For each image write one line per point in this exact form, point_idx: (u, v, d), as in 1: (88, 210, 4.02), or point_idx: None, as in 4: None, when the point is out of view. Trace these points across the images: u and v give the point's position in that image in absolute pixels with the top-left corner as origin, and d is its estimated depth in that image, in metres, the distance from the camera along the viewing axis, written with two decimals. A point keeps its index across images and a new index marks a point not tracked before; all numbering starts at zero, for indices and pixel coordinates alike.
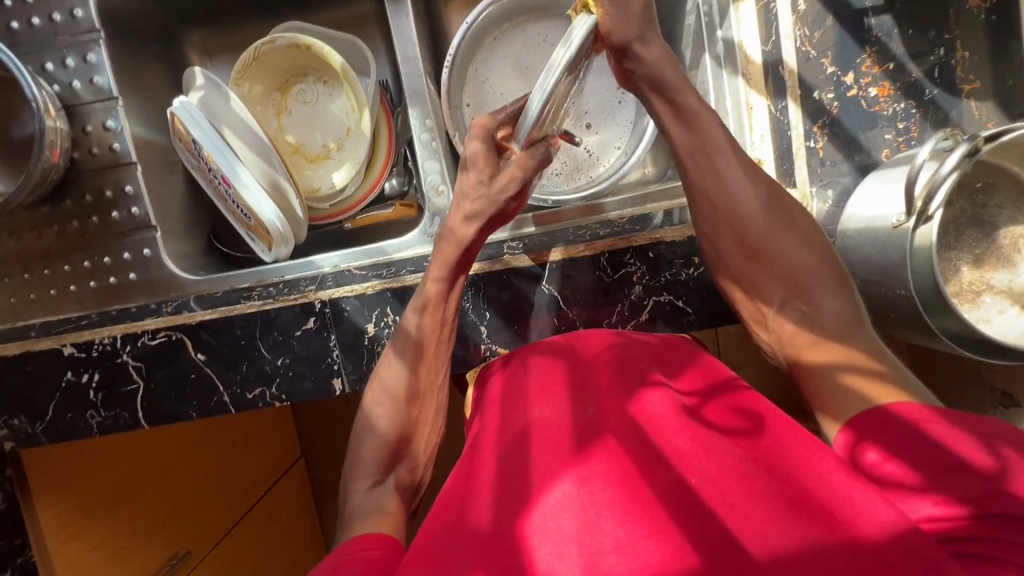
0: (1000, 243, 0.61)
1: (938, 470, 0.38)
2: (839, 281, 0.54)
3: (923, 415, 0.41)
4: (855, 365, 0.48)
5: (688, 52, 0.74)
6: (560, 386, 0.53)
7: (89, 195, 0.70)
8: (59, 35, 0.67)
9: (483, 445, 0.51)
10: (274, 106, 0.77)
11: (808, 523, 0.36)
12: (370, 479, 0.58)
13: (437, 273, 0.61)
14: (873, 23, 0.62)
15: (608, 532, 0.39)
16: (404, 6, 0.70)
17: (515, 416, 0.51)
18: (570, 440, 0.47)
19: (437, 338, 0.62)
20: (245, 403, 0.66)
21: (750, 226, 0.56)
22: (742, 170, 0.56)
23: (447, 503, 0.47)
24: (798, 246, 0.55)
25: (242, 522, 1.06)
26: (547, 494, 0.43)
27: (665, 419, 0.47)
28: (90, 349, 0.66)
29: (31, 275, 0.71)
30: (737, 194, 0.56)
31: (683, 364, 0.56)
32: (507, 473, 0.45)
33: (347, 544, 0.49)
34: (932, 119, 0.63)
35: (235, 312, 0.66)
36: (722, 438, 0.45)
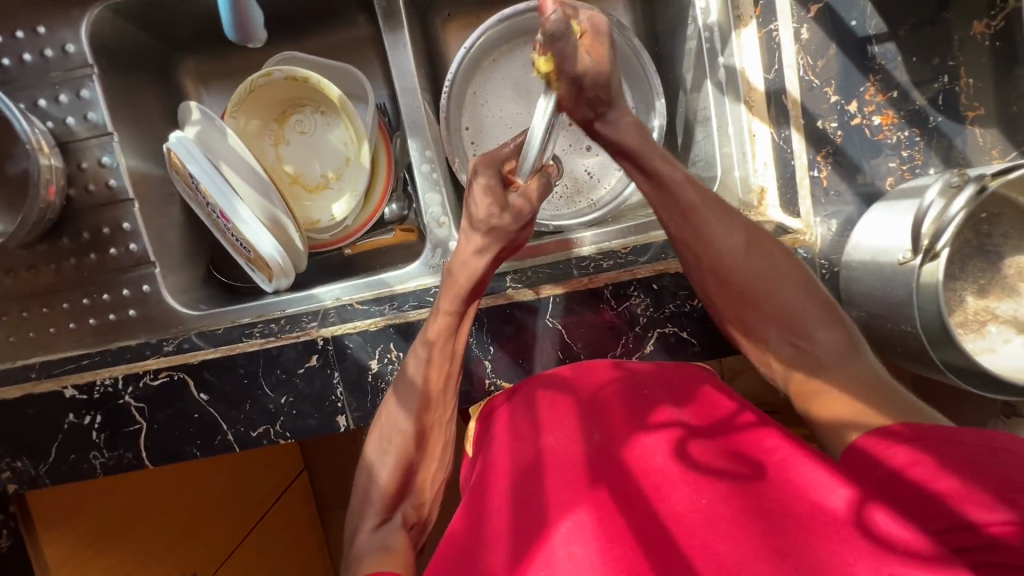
0: (1005, 273, 0.61)
1: (919, 502, 0.39)
2: (825, 309, 0.53)
3: (884, 443, 0.43)
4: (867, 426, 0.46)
5: (689, 75, 0.75)
6: (569, 419, 0.53)
7: (86, 232, 0.69)
8: (51, 71, 0.66)
9: (493, 479, 0.50)
10: (271, 137, 0.76)
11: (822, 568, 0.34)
12: (378, 516, 0.53)
13: (447, 311, 0.58)
14: (877, 51, 0.62)
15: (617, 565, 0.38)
16: (401, 36, 0.69)
17: (526, 446, 0.51)
18: (579, 469, 0.46)
19: (449, 370, 0.59)
20: (250, 441, 0.66)
21: (731, 270, 0.55)
22: (715, 221, 0.55)
23: (459, 544, 0.46)
24: (783, 284, 0.54)
25: (247, 540, 1.06)
26: (557, 528, 0.41)
27: (671, 456, 0.45)
28: (91, 391, 0.65)
29: (29, 313, 0.70)
30: (715, 241, 0.55)
31: (692, 389, 0.55)
32: (519, 510, 0.44)
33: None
34: (937, 147, 0.63)
35: (238, 350, 0.65)
36: (735, 473, 0.44)
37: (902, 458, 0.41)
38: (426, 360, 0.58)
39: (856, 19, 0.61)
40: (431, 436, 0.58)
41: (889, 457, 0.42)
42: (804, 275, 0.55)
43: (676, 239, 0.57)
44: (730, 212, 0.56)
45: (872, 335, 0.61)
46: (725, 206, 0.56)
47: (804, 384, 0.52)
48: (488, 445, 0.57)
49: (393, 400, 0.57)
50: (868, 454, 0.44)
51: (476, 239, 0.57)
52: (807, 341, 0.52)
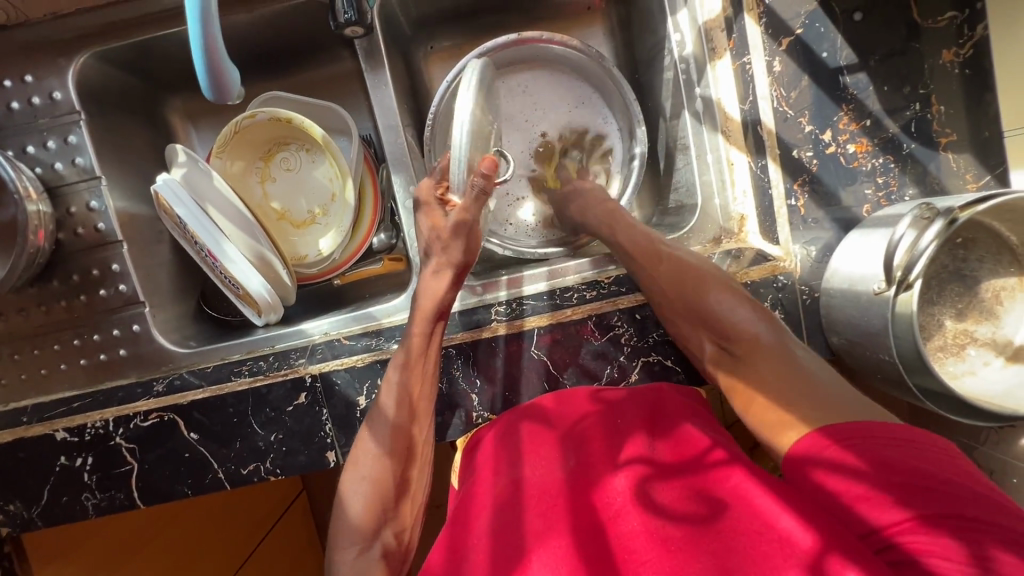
0: (982, 296, 0.62)
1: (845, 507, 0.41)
2: (755, 318, 0.56)
3: (803, 450, 0.44)
4: None
5: (668, 102, 0.76)
6: (544, 449, 0.55)
7: (76, 274, 0.70)
8: (39, 118, 0.67)
9: (471, 507, 0.52)
10: (257, 175, 0.77)
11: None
12: (356, 546, 0.53)
13: (419, 325, 0.61)
14: (848, 81, 0.63)
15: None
16: (383, 75, 0.70)
17: (502, 478, 0.53)
18: (555, 502, 0.48)
19: (426, 395, 0.60)
20: (240, 478, 0.66)
21: (665, 282, 0.61)
22: (632, 242, 0.65)
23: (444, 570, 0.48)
24: (714, 296, 0.58)
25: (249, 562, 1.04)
26: (531, 560, 0.44)
27: (642, 485, 0.48)
28: (82, 433, 0.66)
29: (21, 355, 0.71)
30: (654, 259, 0.62)
31: (669, 415, 0.55)
32: (494, 540, 0.46)
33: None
34: (912, 173, 0.64)
35: (227, 389, 0.66)
36: (694, 498, 0.47)
37: (825, 468, 0.43)
38: (402, 385, 0.59)
39: (827, 52, 0.62)
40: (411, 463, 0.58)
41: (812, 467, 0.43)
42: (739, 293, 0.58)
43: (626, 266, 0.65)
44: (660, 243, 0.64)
45: (854, 361, 0.62)
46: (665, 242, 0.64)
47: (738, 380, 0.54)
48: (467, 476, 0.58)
49: (366, 431, 0.58)
50: (793, 465, 0.45)
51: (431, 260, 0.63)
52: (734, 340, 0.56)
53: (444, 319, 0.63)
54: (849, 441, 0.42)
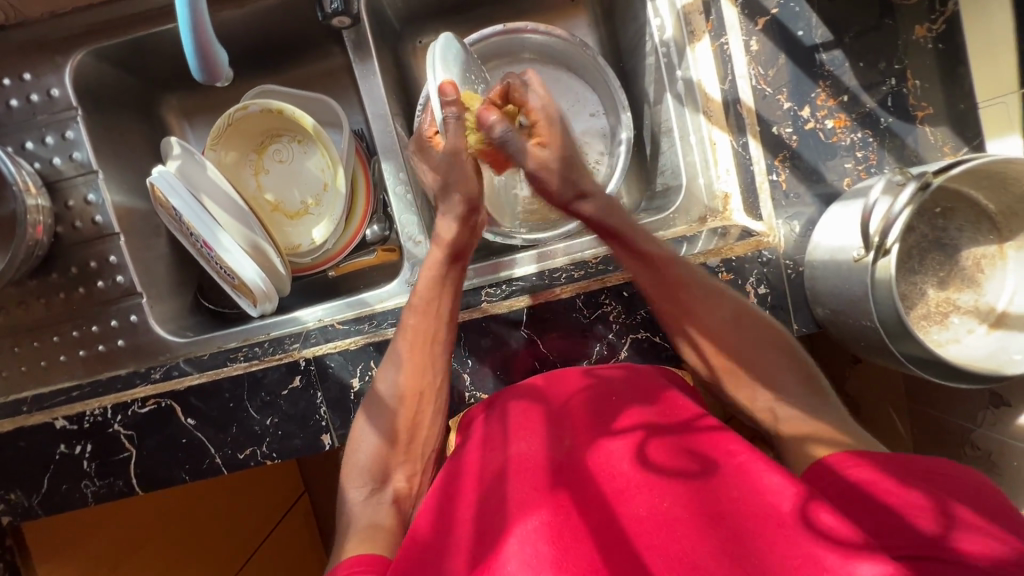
0: (963, 265, 0.63)
1: (877, 510, 0.39)
2: (804, 373, 0.55)
3: (848, 460, 0.43)
4: (824, 438, 0.49)
5: (651, 88, 0.78)
6: (537, 425, 0.54)
7: (74, 267, 0.71)
8: (38, 114, 0.69)
9: (467, 484, 0.51)
10: (251, 167, 0.79)
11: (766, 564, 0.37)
12: (366, 488, 0.56)
13: (431, 268, 0.62)
14: (824, 59, 0.64)
15: (582, 560, 0.40)
16: (372, 66, 0.72)
17: (495, 456, 0.52)
18: (545, 474, 0.48)
19: (433, 345, 0.61)
20: (237, 463, 0.67)
21: (717, 332, 0.57)
22: (680, 272, 0.59)
23: (427, 536, 0.47)
24: (767, 351, 0.56)
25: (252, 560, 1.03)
26: (519, 525, 0.43)
27: (636, 462, 0.47)
28: (82, 421, 0.67)
29: (21, 348, 0.72)
30: (702, 304, 0.58)
31: (659, 391, 0.56)
32: (488, 511, 0.46)
33: (345, 563, 0.47)
34: (890, 147, 0.65)
35: (223, 375, 0.67)
36: (686, 469, 0.46)
37: (869, 474, 0.42)
38: (412, 326, 0.60)
39: (802, 30, 0.64)
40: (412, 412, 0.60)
41: (854, 470, 0.42)
42: (786, 343, 0.56)
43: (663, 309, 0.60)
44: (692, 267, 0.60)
45: (838, 331, 0.62)
46: (711, 280, 0.59)
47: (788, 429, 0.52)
48: (458, 457, 0.57)
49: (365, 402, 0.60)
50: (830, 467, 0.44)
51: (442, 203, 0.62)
52: (783, 390, 0.54)
53: (459, 272, 0.63)
54: (902, 471, 0.42)
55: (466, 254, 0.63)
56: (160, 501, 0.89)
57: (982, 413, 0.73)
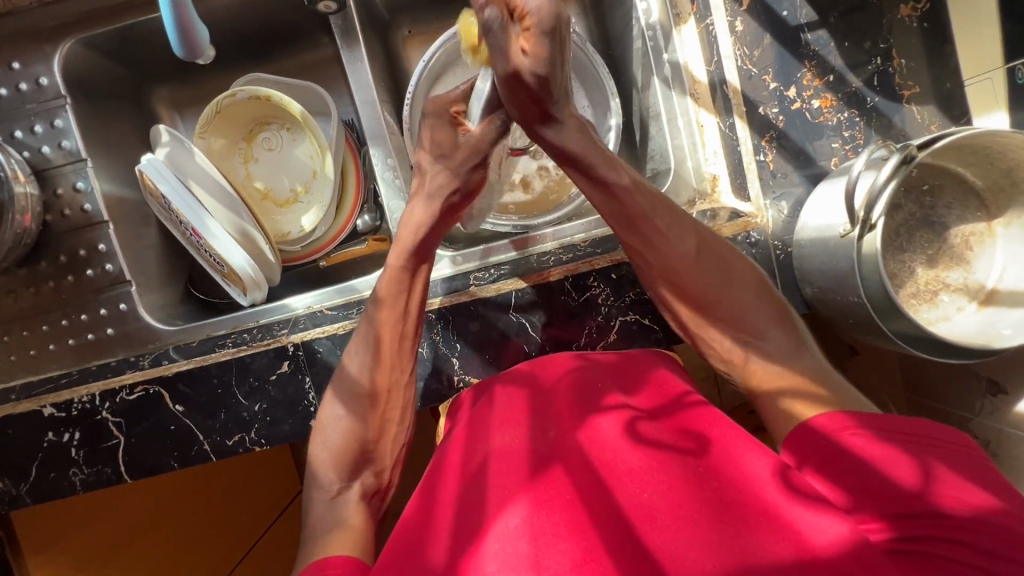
0: (952, 242, 0.63)
1: (870, 484, 0.40)
2: (773, 310, 0.53)
3: (846, 426, 0.43)
4: (801, 393, 0.48)
5: (639, 73, 0.78)
6: (522, 412, 0.49)
7: (63, 255, 0.71)
8: (26, 103, 0.70)
9: (444, 476, 0.47)
10: (240, 156, 0.79)
11: (745, 550, 0.35)
12: (335, 488, 0.55)
13: (393, 266, 0.59)
14: (810, 38, 0.64)
15: (562, 555, 0.36)
16: (359, 52, 0.72)
17: (476, 449, 0.48)
18: (527, 463, 0.43)
19: (398, 336, 0.59)
20: (226, 450, 0.67)
21: (685, 275, 0.54)
22: (665, 228, 0.55)
23: (404, 526, 0.44)
24: (734, 289, 0.54)
25: (247, 558, 0.98)
26: (498, 522, 0.39)
27: (620, 449, 0.43)
28: (70, 408, 0.67)
29: (10, 337, 0.72)
30: (670, 244, 0.55)
31: (643, 375, 0.52)
32: (466, 506, 0.43)
33: (312, 567, 0.47)
34: (877, 126, 0.65)
35: (211, 360, 0.67)
36: (673, 455, 0.43)
37: (866, 443, 0.41)
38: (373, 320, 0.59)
39: (787, 10, 0.64)
40: (380, 407, 0.58)
41: (849, 436, 0.42)
42: (757, 280, 0.54)
43: (629, 249, 0.56)
44: (678, 212, 0.56)
45: (826, 309, 0.62)
46: (680, 213, 0.56)
47: (761, 372, 0.51)
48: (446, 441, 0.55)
49: (332, 391, 0.58)
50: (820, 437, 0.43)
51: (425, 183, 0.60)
52: (762, 342, 0.52)
53: (428, 262, 0.61)
54: (900, 439, 0.41)
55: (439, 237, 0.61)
56: (148, 500, 0.88)
57: (979, 402, 0.72)
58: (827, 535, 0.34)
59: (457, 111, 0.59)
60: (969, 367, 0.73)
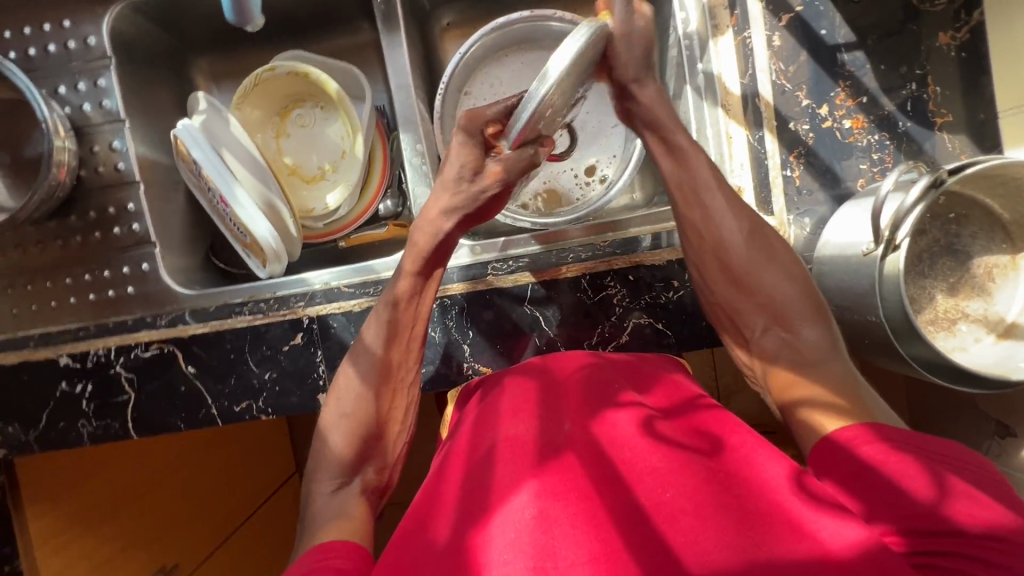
0: (974, 272, 0.62)
1: (884, 494, 0.38)
2: (815, 311, 0.53)
3: (865, 437, 0.41)
4: (822, 401, 0.47)
5: (671, 82, 0.77)
6: (533, 403, 0.49)
7: (93, 211, 0.73)
8: (73, 61, 0.71)
9: (450, 463, 0.47)
10: (273, 130, 0.81)
11: (759, 544, 0.33)
12: (335, 482, 0.54)
13: (409, 276, 0.60)
14: (846, 59, 0.65)
15: (578, 546, 0.35)
16: (399, 38, 0.74)
17: (485, 436, 0.47)
18: (538, 451, 0.43)
19: (412, 342, 0.61)
20: (233, 416, 0.68)
21: (734, 255, 0.56)
22: (725, 206, 0.57)
23: (413, 512, 0.44)
24: (780, 278, 0.55)
25: (222, 548, 1.01)
26: (507, 506, 0.39)
27: (635, 442, 0.42)
28: (85, 360, 0.69)
29: (34, 287, 0.73)
30: (719, 227, 0.57)
31: (655, 379, 0.52)
32: (473, 491, 0.42)
33: (313, 553, 0.45)
34: (907, 150, 0.65)
35: (227, 326, 0.69)
36: (691, 452, 0.42)
37: (885, 455, 0.40)
38: (391, 321, 0.59)
39: (826, 29, 0.65)
40: (391, 387, 0.59)
41: (866, 447, 0.41)
42: (803, 277, 0.54)
43: (683, 221, 0.59)
44: (734, 194, 0.58)
45: (842, 328, 0.62)
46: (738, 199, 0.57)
47: (791, 381, 0.50)
48: (454, 431, 0.55)
49: (349, 362, 0.59)
50: (836, 451, 0.42)
51: (444, 200, 0.59)
52: (794, 332, 0.53)
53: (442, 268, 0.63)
54: (917, 452, 0.40)
55: (451, 243, 0.62)
56: (146, 466, 0.90)
57: (988, 443, 0.71)
58: (844, 537, 0.32)
59: (492, 132, 0.56)
60: (980, 407, 0.72)
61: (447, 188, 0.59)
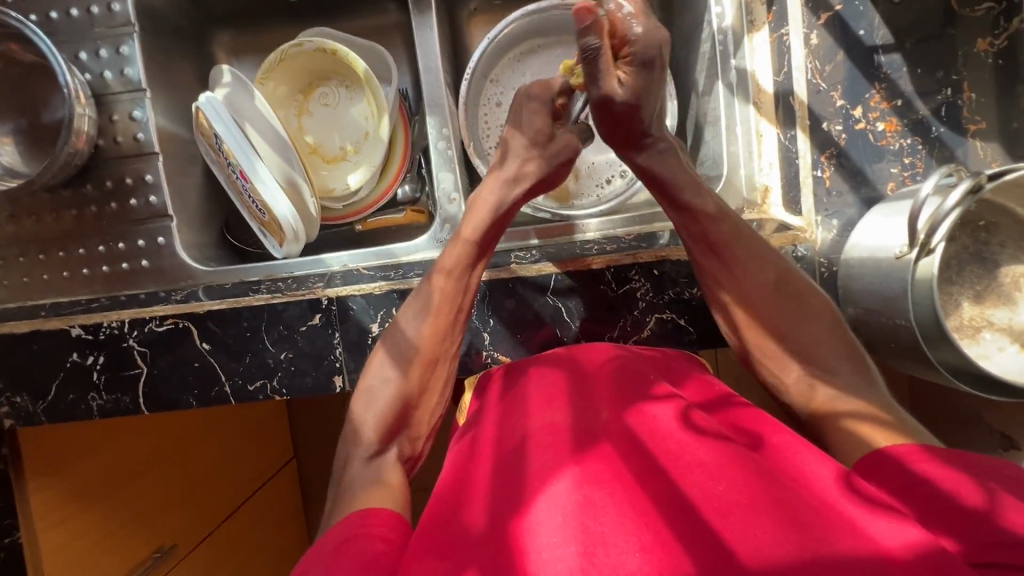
0: (1001, 281, 0.62)
1: (939, 505, 0.38)
2: (849, 350, 0.52)
3: (918, 454, 0.41)
4: (864, 415, 0.48)
5: (701, 78, 0.77)
6: (565, 393, 0.48)
7: (109, 181, 0.71)
8: (95, 26, 0.70)
9: (481, 450, 0.46)
10: (296, 107, 0.80)
11: (818, 540, 0.32)
12: (362, 464, 0.54)
13: (465, 237, 0.60)
14: (883, 61, 0.64)
15: (628, 535, 0.35)
16: (429, 20, 0.73)
17: (516, 424, 0.46)
18: (575, 441, 0.42)
19: (457, 314, 0.59)
20: (246, 394, 0.67)
21: (760, 308, 0.55)
22: (747, 257, 0.56)
23: (444, 496, 0.43)
24: (810, 324, 0.53)
25: (221, 527, 1.01)
26: (547, 496, 0.38)
27: (676, 434, 0.41)
28: (98, 332, 0.67)
29: (46, 256, 0.72)
30: (742, 275, 0.55)
31: (685, 375, 0.52)
32: (509, 479, 0.41)
33: (355, 516, 0.45)
34: (938, 156, 0.64)
35: (243, 303, 0.67)
36: (732, 445, 0.41)
37: (940, 471, 0.40)
38: (429, 294, 0.59)
39: (864, 29, 0.64)
40: (423, 368, 0.57)
41: (920, 463, 0.41)
42: (832, 313, 0.54)
43: (703, 271, 0.57)
44: (757, 242, 0.57)
45: (867, 331, 0.62)
46: (760, 247, 0.56)
47: (826, 399, 0.50)
48: (477, 418, 0.54)
49: (384, 341, 0.59)
50: (887, 465, 0.42)
51: (513, 167, 0.60)
52: (830, 376, 0.51)
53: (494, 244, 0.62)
54: (969, 467, 0.40)
55: (511, 214, 0.62)
56: (152, 443, 0.89)
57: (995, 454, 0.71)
58: (899, 537, 0.32)
59: (561, 104, 0.62)
60: (985, 418, 0.72)
61: (515, 155, 0.60)
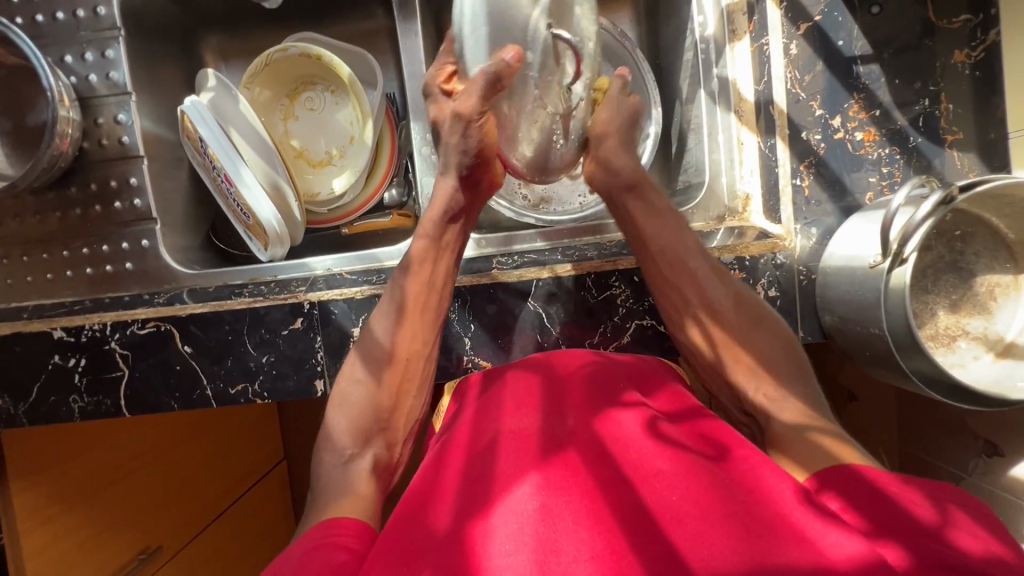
0: (977, 290, 0.63)
1: (901, 523, 0.38)
2: (797, 366, 0.57)
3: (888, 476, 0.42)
4: (818, 428, 0.49)
5: (685, 85, 0.79)
6: (536, 398, 0.49)
7: (94, 183, 0.71)
8: (81, 30, 0.70)
9: (451, 451, 0.46)
10: (282, 111, 0.81)
11: (768, 553, 0.33)
12: (337, 467, 0.54)
13: (424, 232, 0.63)
14: (862, 71, 0.65)
15: (580, 544, 0.35)
16: (413, 25, 0.73)
17: (486, 427, 0.47)
18: (541, 447, 0.43)
19: (430, 315, 0.62)
20: (228, 398, 0.67)
21: (718, 318, 0.60)
22: (704, 271, 0.62)
23: (411, 498, 0.43)
24: (762, 339, 0.58)
25: (208, 529, 1.01)
26: (509, 500, 0.39)
27: (641, 442, 0.42)
28: (80, 334, 0.68)
29: (30, 258, 0.72)
30: (704, 288, 0.61)
31: (658, 383, 0.53)
32: (474, 480, 0.42)
33: (321, 526, 0.46)
34: (916, 166, 0.65)
35: (225, 307, 0.67)
36: (695, 455, 0.42)
37: (905, 493, 0.40)
38: (390, 299, 0.61)
39: (843, 40, 0.64)
40: (396, 373, 0.59)
41: (887, 483, 0.41)
42: (786, 337, 0.58)
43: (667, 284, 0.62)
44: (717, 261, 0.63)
45: (844, 339, 0.62)
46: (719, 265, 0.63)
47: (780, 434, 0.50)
48: (453, 421, 0.54)
49: (356, 353, 0.60)
50: (854, 477, 0.42)
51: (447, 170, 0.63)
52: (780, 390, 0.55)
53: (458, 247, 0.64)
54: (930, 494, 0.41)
55: (471, 207, 0.64)
56: (136, 443, 0.89)
57: (975, 461, 0.71)
58: (843, 550, 0.32)
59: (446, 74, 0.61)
60: (968, 425, 0.72)
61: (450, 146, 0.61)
